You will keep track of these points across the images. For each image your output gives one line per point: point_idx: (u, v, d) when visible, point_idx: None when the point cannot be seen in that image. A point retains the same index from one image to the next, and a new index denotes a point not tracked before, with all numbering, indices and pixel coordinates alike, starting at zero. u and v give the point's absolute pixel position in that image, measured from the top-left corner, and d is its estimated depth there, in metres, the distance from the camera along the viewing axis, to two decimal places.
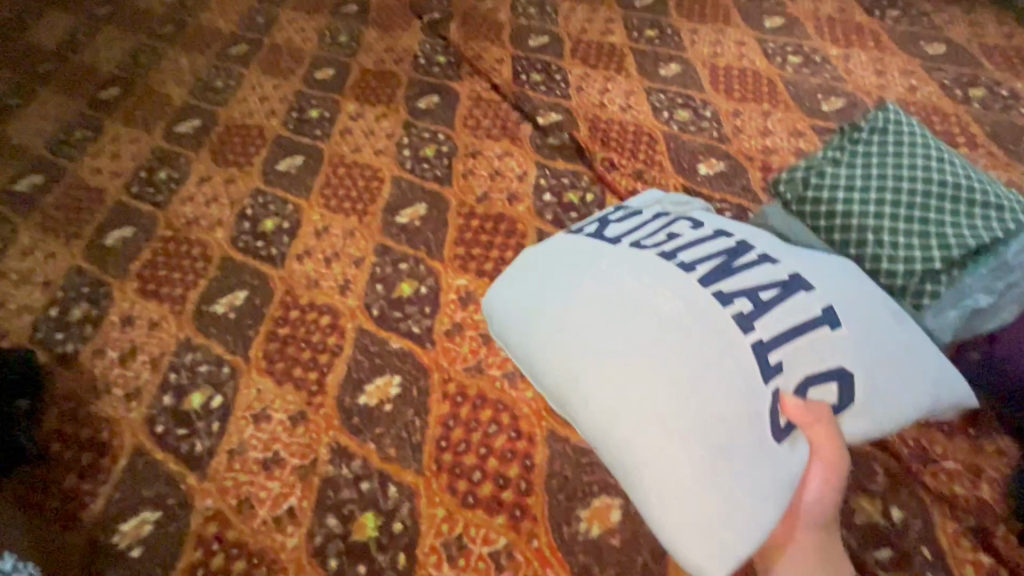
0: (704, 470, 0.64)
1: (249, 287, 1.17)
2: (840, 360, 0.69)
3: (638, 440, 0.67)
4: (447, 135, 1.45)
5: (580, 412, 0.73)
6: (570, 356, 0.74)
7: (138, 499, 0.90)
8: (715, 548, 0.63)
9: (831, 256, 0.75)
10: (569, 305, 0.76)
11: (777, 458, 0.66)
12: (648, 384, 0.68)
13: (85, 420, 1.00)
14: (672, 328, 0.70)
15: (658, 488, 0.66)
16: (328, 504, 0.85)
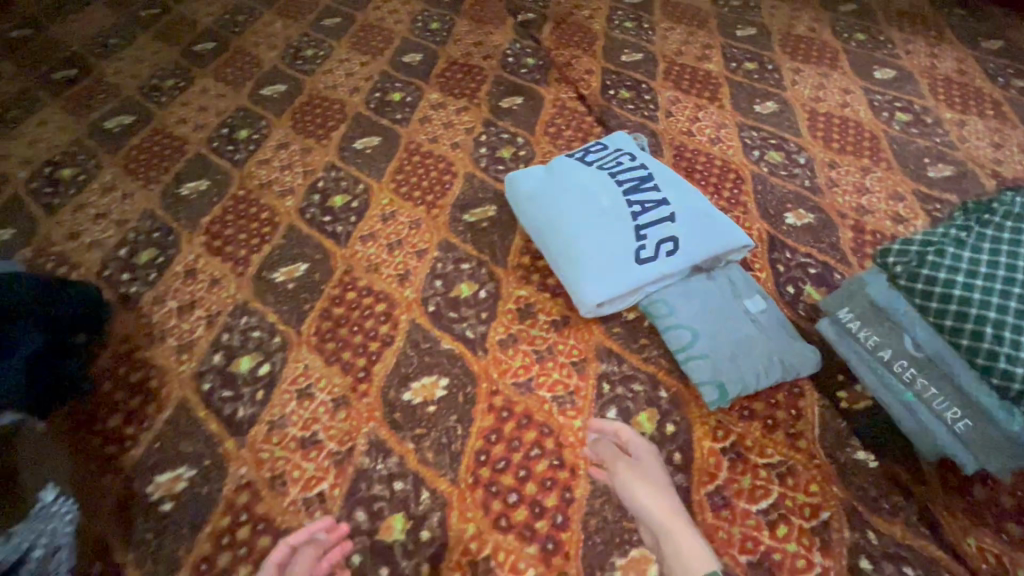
0: (595, 273, 1.00)
1: (310, 260, 1.17)
2: (677, 230, 1.02)
3: (564, 250, 1.04)
4: (526, 139, 1.43)
5: (540, 231, 1.09)
6: (535, 214, 1.11)
7: (175, 453, 0.90)
8: (595, 293, 0.99)
9: (692, 201, 1.07)
10: (541, 185, 1.13)
11: (637, 273, 0.99)
12: (573, 223, 1.06)
13: (137, 364, 1.02)
14: (592, 200, 1.08)
15: (572, 270, 1.02)
16: (359, 497, 0.84)
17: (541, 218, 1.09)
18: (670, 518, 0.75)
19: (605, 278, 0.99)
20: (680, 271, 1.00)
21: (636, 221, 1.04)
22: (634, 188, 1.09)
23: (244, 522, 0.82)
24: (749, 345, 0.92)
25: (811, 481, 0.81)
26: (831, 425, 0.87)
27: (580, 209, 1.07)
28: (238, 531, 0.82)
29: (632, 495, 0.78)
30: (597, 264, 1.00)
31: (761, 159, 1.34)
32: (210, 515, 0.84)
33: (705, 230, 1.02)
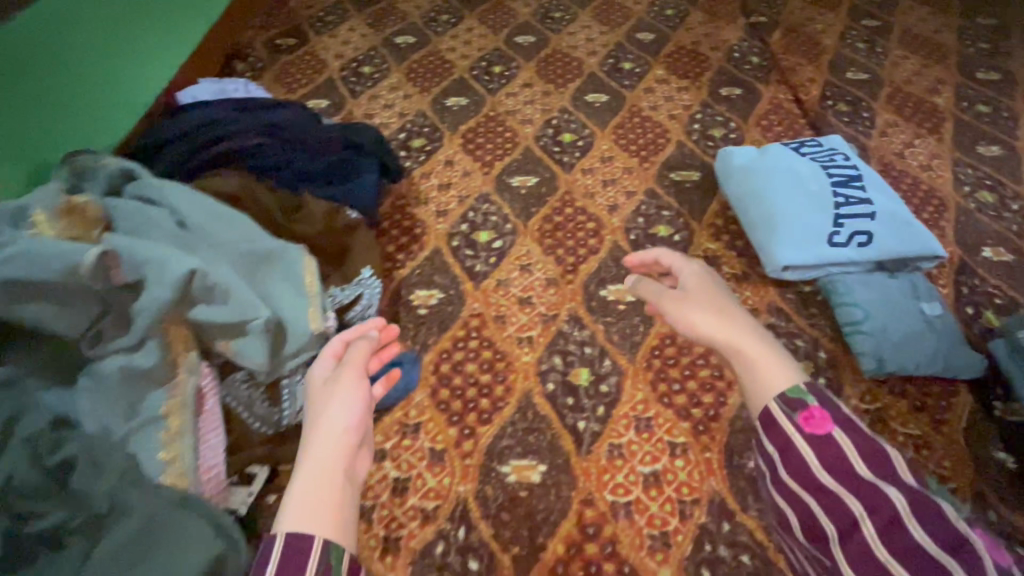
0: (789, 241, 1.14)
1: (540, 176, 1.44)
2: (875, 228, 1.14)
3: (764, 217, 1.19)
4: (738, 126, 1.59)
5: (744, 198, 1.24)
6: (743, 182, 1.26)
7: (430, 279, 1.22)
8: (785, 257, 1.13)
9: (896, 210, 1.17)
10: (754, 161, 1.28)
11: (827, 252, 1.12)
12: (779, 197, 1.20)
13: (407, 214, 1.35)
14: (801, 185, 1.21)
15: (767, 234, 1.17)
16: (558, 348, 1.09)
17: (749, 187, 1.24)
18: (727, 334, 0.70)
19: (797, 248, 1.13)
20: (866, 262, 1.13)
21: (837, 210, 1.17)
22: (841, 183, 1.21)
23: (473, 337, 1.12)
24: (919, 338, 1.02)
25: (942, 458, 0.93)
26: (974, 424, 0.97)
27: (787, 188, 1.21)
28: (469, 342, 1.11)
29: (689, 318, 0.77)
30: (793, 235, 1.15)
31: (971, 194, 1.38)
32: (450, 326, 1.14)
33: (902, 235, 1.13)
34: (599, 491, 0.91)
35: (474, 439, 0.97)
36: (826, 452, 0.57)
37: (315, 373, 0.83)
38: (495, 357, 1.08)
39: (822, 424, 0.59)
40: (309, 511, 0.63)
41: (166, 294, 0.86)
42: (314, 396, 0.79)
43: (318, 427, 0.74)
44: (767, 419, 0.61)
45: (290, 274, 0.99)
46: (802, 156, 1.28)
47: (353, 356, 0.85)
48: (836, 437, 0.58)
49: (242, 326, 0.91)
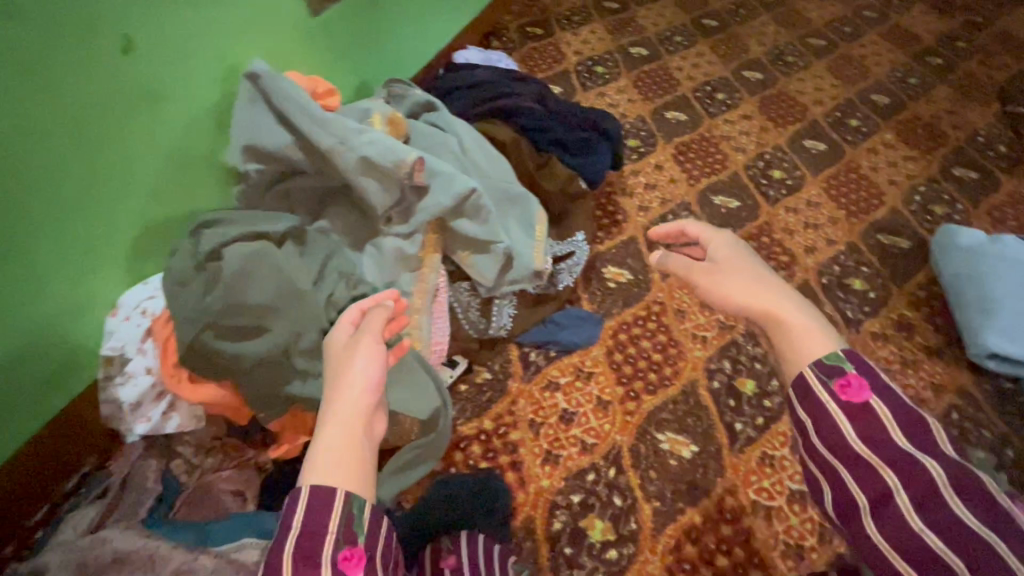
0: (1002, 333, 1.12)
1: (742, 201, 1.51)
2: None
3: (981, 301, 1.16)
4: (964, 210, 1.53)
5: (962, 276, 1.21)
6: (966, 261, 1.22)
7: (623, 260, 1.34)
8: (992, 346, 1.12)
9: None
10: (986, 243, 1.23)
11: None
12: (1004, 287, 1.17)
13: (612, 200, 1.49)
14: None
15: (979, 318, 1.15)
16: (729, 354, 1.17)
17: (971, 267, 1.21)
18: (760, 298, 0.65)
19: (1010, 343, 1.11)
20: None
21: None
22: None
23: (652, 320, 1.22)
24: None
25: None
26: None
27: (1016, 282, 1.17)
28: (648, 322, 1.22)
29: (721, 280, 0.69)
30: (1010, 328, 1.12)
31: None
32: (634, 304, 1.25)
33: None
34: (743, 486, 0.99)
35: (637, 402, 1.09)
36: (863, 422, 0.55)
37: (336, 340, 0.72)
38: (669, 342, 1.18)
39: (860, 392, 0.57)
40: (337, 457, 0.56)
41: (449, 202, 1.08)
42: (335, 361, 0.68)
43: (344, 389, 0.63)
44: (803, 387, 0.59)
45: (530, 217, 1.17)
46: None
47: (374, 323, 0.73)
48: (873, 405, 0.56)
49: (488, 245, 1.12)
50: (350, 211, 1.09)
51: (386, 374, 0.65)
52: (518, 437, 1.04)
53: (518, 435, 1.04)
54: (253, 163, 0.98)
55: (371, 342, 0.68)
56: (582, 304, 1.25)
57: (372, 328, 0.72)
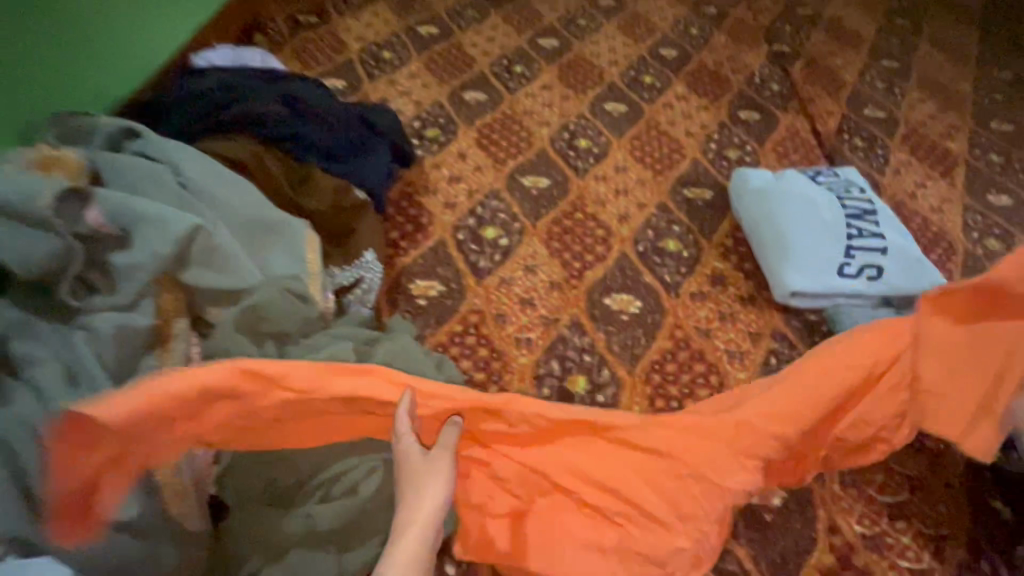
0: (804, 265, 1.13)
1: (551, 179, 1.42)
2: (881, 261, 1.13)
3: (780, 234, 1.18)
4: (754, 149, 1.56)
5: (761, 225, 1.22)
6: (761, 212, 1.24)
7: (431, 271, 1.19)
8: (796, 276, 1.12)
9: (908, 246, 1.16)
10: (776, 193, 1.25)
11: (833, 278, 1.11)
12: (795, 224, 1.18)
13: (416, 203, 1.33)
14: (816, 211, 1.20)
15: (778, 256, 1.16)
16: (556, 353, 1.06)
17: (760, 216, 1.23)
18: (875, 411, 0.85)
19: (816, 270, 1.12)
20: (872, 294, 1.11)
21: (849, 242, 1.16)
22: (857, 216, 1.20)
23: (472, 334, 1.08)
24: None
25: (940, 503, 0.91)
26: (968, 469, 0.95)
27: (804, 218, 1.19)
28: (466, 337, 1.07)
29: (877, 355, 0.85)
30: (807, 264, 1.13)
31: (979, 242, 1.37)
32: (452, 319, 1.10)
33: (911, 270, 1.12)
34: None
35: None
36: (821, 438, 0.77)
37: (410, 458, 0.74)
38: (493, 356, 1.05)
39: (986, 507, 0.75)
40: (412, 558, 0.68)
41: (167, 249, 0.82)
42: (416, 476, 0.73)
43: (423, 504, 0.71)
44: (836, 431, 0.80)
45: (303, 245, 0.97)
46: (821, 189, 1.26)
47: (446, 440, 0.77)
48: None
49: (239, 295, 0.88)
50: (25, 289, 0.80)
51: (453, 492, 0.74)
52: None
53: None
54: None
55: (441, 465, 0.75)
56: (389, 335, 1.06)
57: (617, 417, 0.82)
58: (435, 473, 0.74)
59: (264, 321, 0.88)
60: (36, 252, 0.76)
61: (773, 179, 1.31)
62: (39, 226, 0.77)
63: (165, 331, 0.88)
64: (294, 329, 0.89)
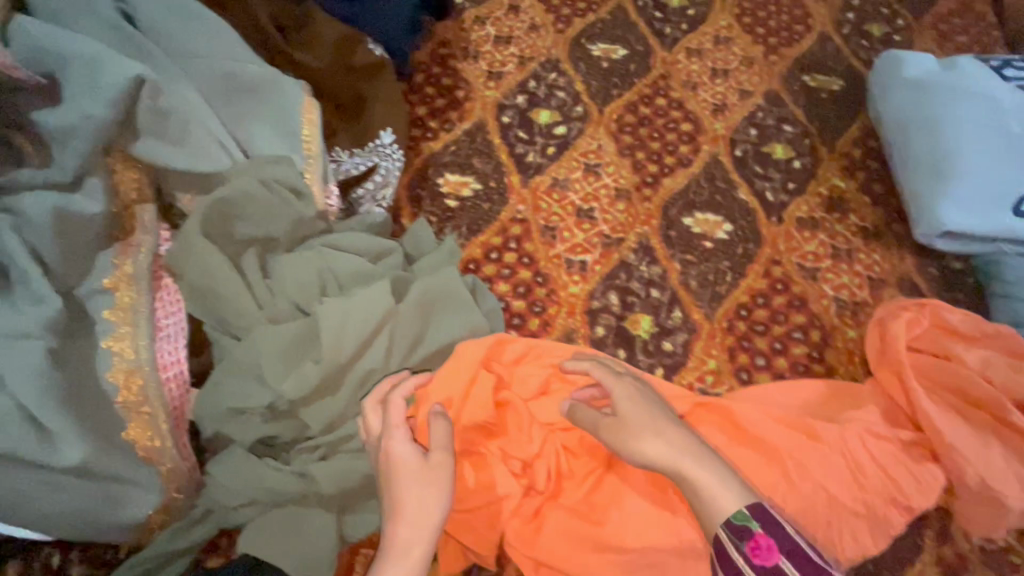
0: (968, 195, 0.83)
1: (629, 48, 1.08)
2: None
3: (939, 148, 0.86)
4: (908, 23, 1.15)
5: (914, 133, 0.89)
6: (917, 113, 0.90)
7: (465, 163, 0.93)
8: (953, 210, 0.83)
9: None
10: (944, 86, 0.90)
11: (1006, 216, 0.82)
12: (963, 137, 0.86)
13: (451, 72, 1.03)
14: (999, 121, 0.87)
15: (933, 179, 0.85)
16: (615, 283, 0.84)
17: (914, 119, 0.90)
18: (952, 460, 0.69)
19: (983, 204, 0.83)
20: None
21: None
22: None
23: (512, 250, 0.86)
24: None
25: None
26: None
27: (978, 129, 0.87)
28: (504, 253, 0.85)
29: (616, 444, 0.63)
30: (972, 195, 0.83)
31: None
32: (488, 228, 0.87)
33: None
34: None
35: None
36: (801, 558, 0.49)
37: (408, 463, 0.56)
38: (537, 280, 0.83)
39: (769, 554, 0.50)
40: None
41: (109, 112, 0.59)
42: (405, 487, 0.55)
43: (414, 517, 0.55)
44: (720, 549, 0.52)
45: (298, 120, 0.73)
46: (1012, 85, 0.90)
47: (439, 441, 0.59)
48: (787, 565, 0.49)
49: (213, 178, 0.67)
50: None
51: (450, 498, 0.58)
52: None
53: None
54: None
55: (441, 474, 0.57)
56: None
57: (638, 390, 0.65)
58: (427, 478, 0.56)
59: (238, 223, 0.66)
60: None
61: (941, 66, 0.94)
62: None
63: (127, 221, 0.69)
64: (284, 237, 0.68)
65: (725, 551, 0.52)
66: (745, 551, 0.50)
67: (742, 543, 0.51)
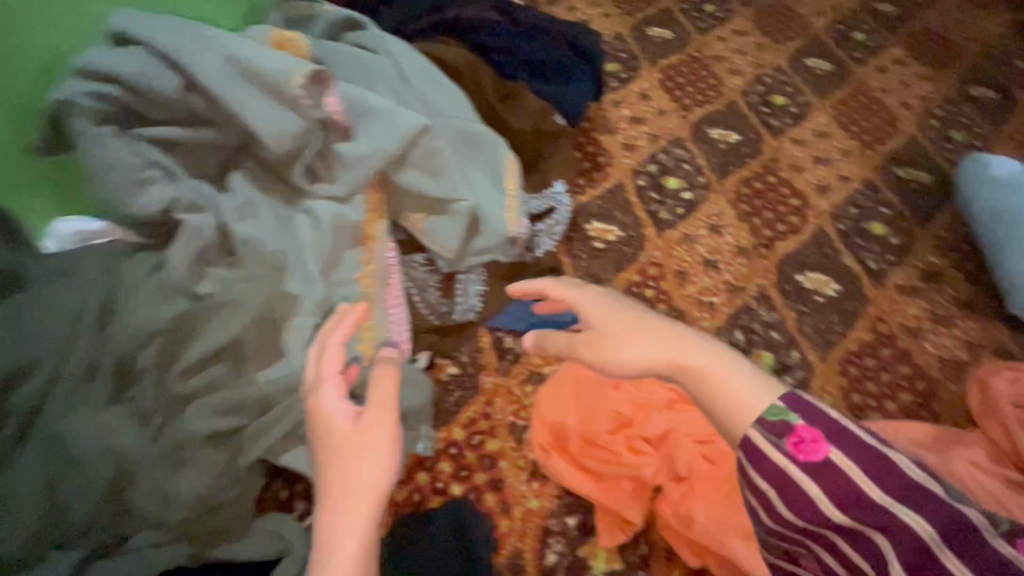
0: None
1: (742, 135, 1.28)
2: None
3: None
4: (986, 134, 1.33)
5: (1005, 224, 1.03)
6: (1006, 205, 1.04)
7: (609, 213, 1.12)
8: None
9: None
10: None
11: None
12: None
13: (595, 141, 1.24)
14: None
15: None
16: (740, 323, 0.99)
17: (1004, 210, 1.04)
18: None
19: None
20: None
21: None
22: None
23: (651, 287, 1.02)
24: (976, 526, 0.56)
25: None
26: None
27: None
28: (645, 289, 1.02)
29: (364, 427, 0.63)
30: None
31: None
32: (629, 268, 1.05)
33: None
34: None
35: None
36: (832, 478, 0.57)
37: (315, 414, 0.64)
38: (673, 314, 0.99)
39: (813, 450, 0.58)
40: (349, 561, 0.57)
41: (392, 146, 0.81)
42: (329, 459, 0.62)
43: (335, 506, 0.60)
44: (751, 449, 0.58)
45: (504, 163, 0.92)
46: None
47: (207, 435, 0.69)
48: (830, 458, 0.57)
49: (446, 205, 0.88)
50: (258, 164, 0.82)
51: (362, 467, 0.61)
52: (496, 448, 0.84)
53: (496, 445, 0.84)
54: (141, 142, 0.72)
55: (364, 445, 0.62)
56: (566, 272, 1.03)
57: (317, 435, 0.64)
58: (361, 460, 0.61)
59: (476, 237, 0.90)
60: (267, 124, 0.74)
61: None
62: (282, 102, 0.75)
63: (366, 230, 0.87)
64: (499, 249, 0.91)
65: (762, 449, 0.58)
66: (788, 449, 0.58)
67: (782, 441, 0.58)
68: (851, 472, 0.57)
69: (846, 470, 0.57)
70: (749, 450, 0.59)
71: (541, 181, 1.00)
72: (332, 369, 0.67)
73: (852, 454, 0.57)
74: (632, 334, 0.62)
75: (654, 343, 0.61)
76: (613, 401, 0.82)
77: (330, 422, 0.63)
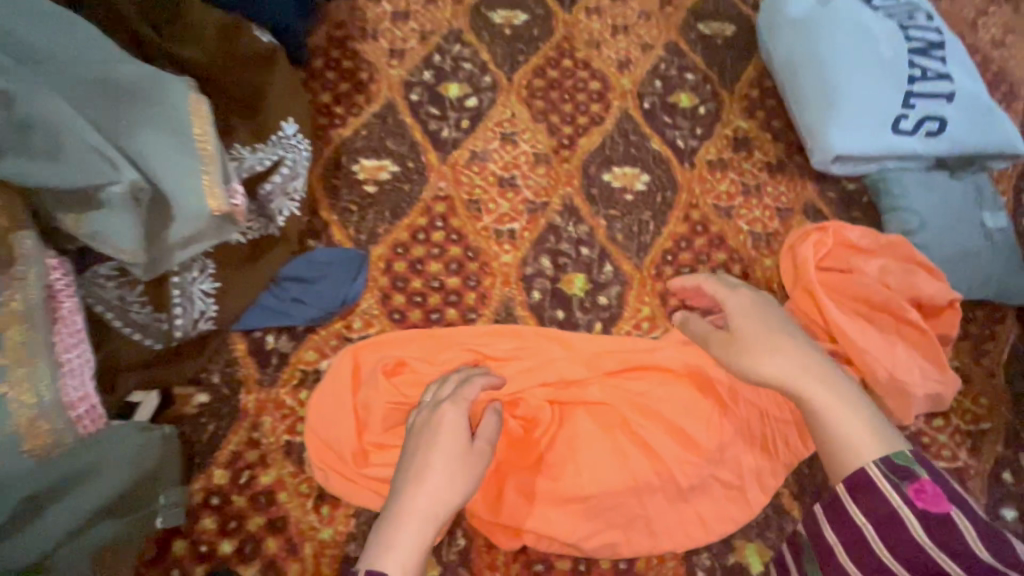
0: (852, 119, 0.90)
1: (529, 12, 1.07)
2: (941, 112, 0.91)
3: (822, 79, 0.92)
4: None
5: (801, 71, 0.94)
6: (800, 49, 0.95)
7: (379, 146, 0.91)
8: (841, 135, 0.89)
9: (976, 91, 0.93)
10: (820, 21, 0.95)
11: (885, 137, 0.89)
12: (840, 68, 0.92)
13: (350, 53, 0.98)
14: (868, 46, 0.93)
15: (821, 110, 0.91)
16: (546, 247, 0.85)
17: (799, 55, 0.95)
18: (862, 359, 0.75)
19: (866, 126, 0.90)
20: (928, 157, 0.91)
21: (910, 86, 0.92)
22: (920, 50, 0.94)
23: (439, 229, 0.85)
24: None
25: (981, 394, 0.81)
26: (1009, 351, 0.84)
27: (854, 57, 0.93)
28: (432, 232, 0.84)
29: (420, 428, 0.64)
30: (856, 119, 0.90)
31: None
32: (411, 210, 0.86)
33: (977, 121, 0.90)
34: None
35: None
36: (932, 532, 0.48)
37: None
38: (468, 256, 0.83)
39: (936, 501, 0.49)
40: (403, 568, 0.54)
41: None
42: (435, 457, 0.60)
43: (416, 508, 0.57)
44: (835, 501, 0.54)
45: (186, 115, 0.66)
46: (878, 14, 0.97)
47: None
48: (954, 518, 0.48)
49: (94, 194, 0.61)
50: None
51: (449, 478, 0.60)
52: (271, 480, 0.68)
53: (270, 477, 0.68)
54: None
55: (476, 461, 0.62)
56: (334, 235, 0.83)
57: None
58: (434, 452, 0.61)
59: (172, 225, 0.66)
60: None
61: None
62: None
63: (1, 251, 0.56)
64: (211, 233, 0.69)
65: (882, 490, 0.51)
66: (907, 493, 0.50)
67: (904, 488, 0.50)
68: (965, 534, 0.47)
69: (963, 529, 0.47)
70: (852, 484, 0.53)
71: (263, 130, 0.76)
72: (468, 396, 0.66)
73: (975, 518, 0.48)
74: (785, 347, 0.63)
75: (809, 363, 0.61)
76: (400, 392, 0.68)
77: (416, 491, 0.58)
